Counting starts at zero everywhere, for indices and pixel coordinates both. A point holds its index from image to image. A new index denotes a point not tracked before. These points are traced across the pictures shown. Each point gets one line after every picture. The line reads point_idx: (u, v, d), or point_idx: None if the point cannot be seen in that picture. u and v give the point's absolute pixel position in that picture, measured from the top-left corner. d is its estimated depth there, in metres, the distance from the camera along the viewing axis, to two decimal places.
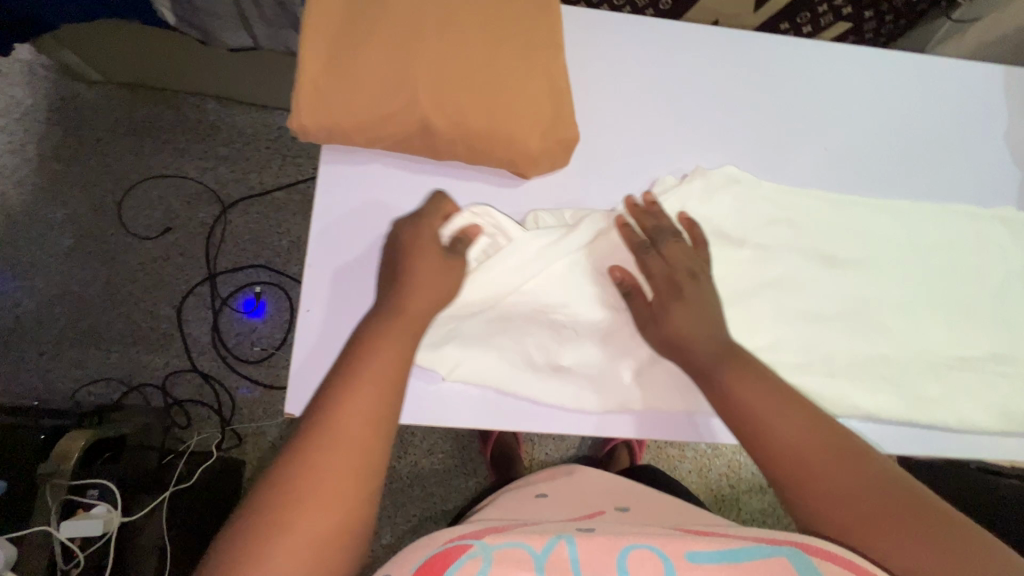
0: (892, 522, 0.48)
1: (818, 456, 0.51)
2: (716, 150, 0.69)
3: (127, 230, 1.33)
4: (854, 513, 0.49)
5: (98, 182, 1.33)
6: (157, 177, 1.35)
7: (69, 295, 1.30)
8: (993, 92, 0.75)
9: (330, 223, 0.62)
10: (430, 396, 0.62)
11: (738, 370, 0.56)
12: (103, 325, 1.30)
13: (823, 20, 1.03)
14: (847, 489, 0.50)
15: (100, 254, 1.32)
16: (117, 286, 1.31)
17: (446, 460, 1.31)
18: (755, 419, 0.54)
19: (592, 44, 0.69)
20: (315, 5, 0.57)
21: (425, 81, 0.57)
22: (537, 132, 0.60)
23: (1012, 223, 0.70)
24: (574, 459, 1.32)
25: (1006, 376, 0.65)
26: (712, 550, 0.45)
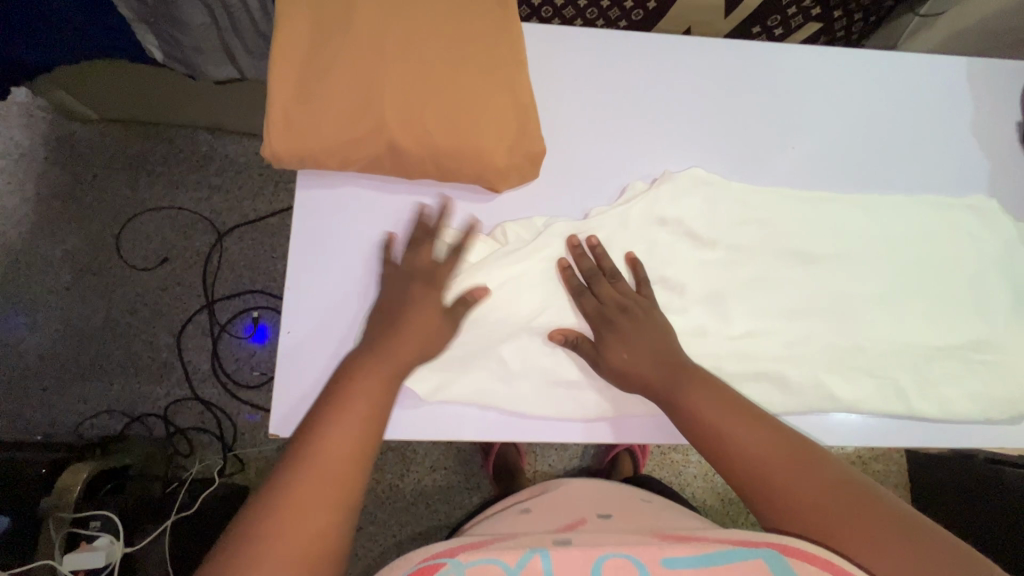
0: (865, 527, 0.48)
1: (777, 461, 0.53)
2: (687, 154, 0.70)
3: (125, 263, 1.35)
4: (829, 519, 0.49)
5: (96, 217, 1.36)
6: (153, 210, 1.37)
7: (71, 329, 1.32)
8: (960, 83, 0.76)
9: (308, 245, 0.63)
10: (422, 414, 0.61)
11: (697, 386, 0.58)
12: (104, 358, 1.32)
13: (793, 22, 1.02)
14: (817, 496, 0.50)
15: (100, 287, 1.34)
16: (118, 319, 1.33)
17: (449, 476, 1.31)
18: (713, 432, 0.55)
19: (558, 58, 0.70)
20: (283, 38, 0.60)
21: (390, 105, 0.59)
22: (504, 147, 0.61)
23: (984, 210, 0.70)
24: (578, 469, 1.32)
25: (987, 364, 0.66)
26: (689, 555, 0.46)
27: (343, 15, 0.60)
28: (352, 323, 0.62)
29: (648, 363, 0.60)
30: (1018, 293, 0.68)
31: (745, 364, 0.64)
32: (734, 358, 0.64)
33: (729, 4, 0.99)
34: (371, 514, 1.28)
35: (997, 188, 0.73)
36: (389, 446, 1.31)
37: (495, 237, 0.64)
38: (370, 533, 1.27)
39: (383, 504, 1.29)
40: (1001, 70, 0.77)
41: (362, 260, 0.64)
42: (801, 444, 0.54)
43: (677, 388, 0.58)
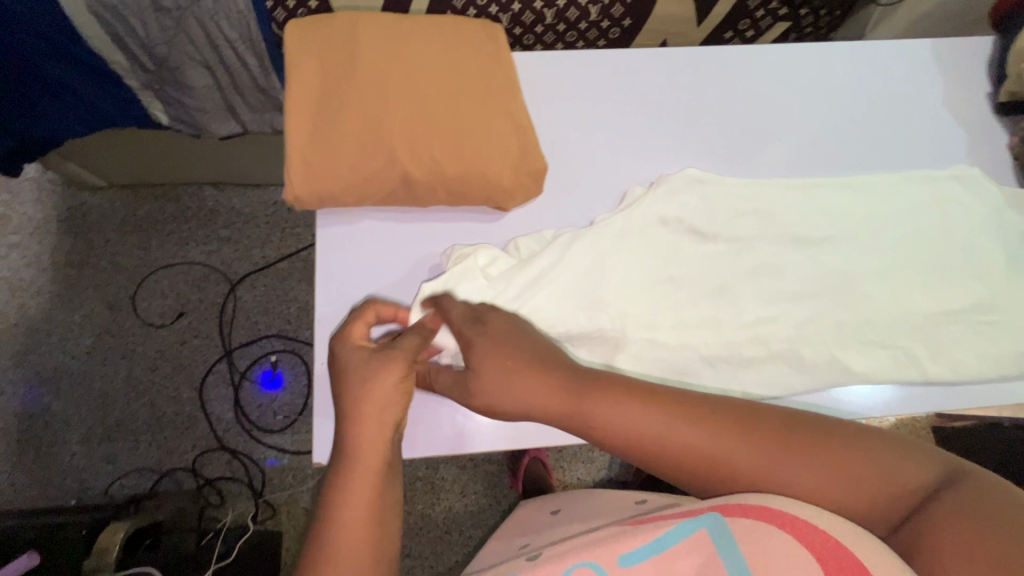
0: (816, 473, 0.49)
1: (717, 443, 0.52)
2: (674, 157, 0.73)
3: (142, 321, 1.39)
4: (785, 477, 0.50)
5: (112, 281, 1.41)
6: (167, 267, 1.42)
7: (95, 392, 1.35)
8: (925, 64, 0.80)
9: (333, 280, 0.67)
10: (455, 428, 0.65)
11: (603, 396, 0.55)
12: (129, 417, 1.35)
13: (761, 23, 1.09)
14: (762, 461, 0.51)
15: (121, 348, 1.38)
16: (140, 377, 1.37)
17: (479, 500, 1.32)
18: (650, 439, 0.53)
19: (543, 79, 0.73)
20: (293, 89, 0.63)
21: (399, 141, 0.63)
22: (507, 168, 0.65)
23: (966, 178, 0.74)
24: (607, 480, 1.34)
25: (989, 324, 0.68)
26: (640, 547, 0.52)
27: (345, 60, 0.64)
28: None
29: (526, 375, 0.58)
30: (1013, 255, 0.71)
31: (756, 351, 0.66)
32: (748, 343, 0.67)
33: (700, 14, 1.06)
34: (407, 547, 1.28)
35: (977, 158, 0.77)
36: (417, 476, 1.32)
37: (508, 253, 0.67)
38: (408, 566, 1.28)
39: (417, 535, 1.29)
40: (963, 49, 0.81)
41: (391, 289, 0.67)
42: (725, 407, 0.54)
43: (580, 396, 0.56)
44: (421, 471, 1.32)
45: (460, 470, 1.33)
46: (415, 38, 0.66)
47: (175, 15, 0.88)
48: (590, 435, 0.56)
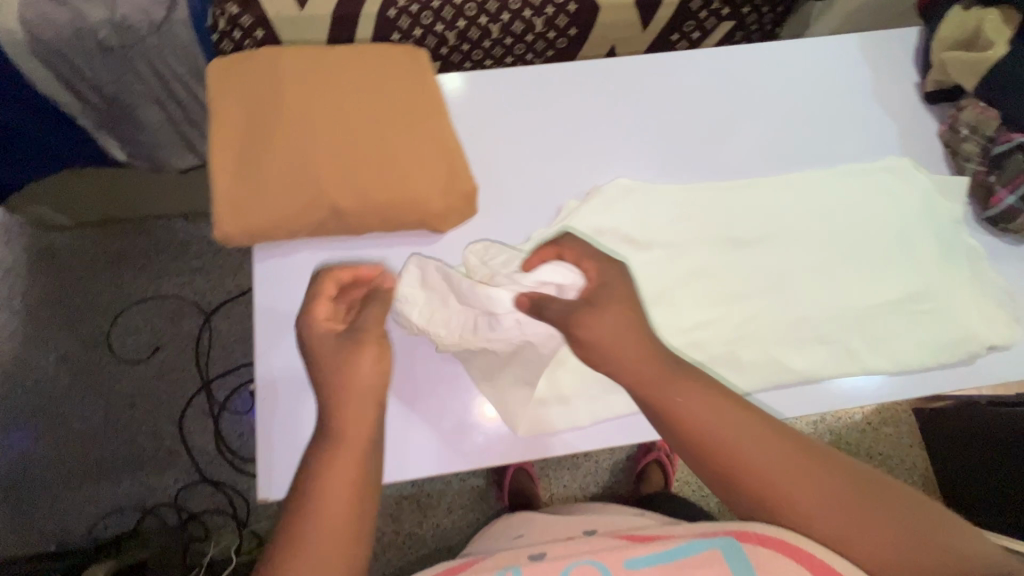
0: (861, 520, 0.50)
1: (789, 466, 0.52)
2: (610, 166, 0.74)
3: (118, 358, 1.38)
4: (843, 526, 0.50)
5: (86, 319, 1.40)
6: (140, 302, 1.41)
7: (73, 432, 1.34)
8: (855, 58, 0.82)
9: (272, 314, 0.67)
10: (449, 445, 0.66)
11: (683, 391, 0.55)
12: (109, 456, 1.34)
13: (707, 24, 1.12)
14: (815, 492, 0.51)
15: (98, 386, 1.37)
16: (118, 414, 1.36)
17: (467, 514, 1.32)
18: (720, 448, 0.53)
19: (475, 97, 0.74)
20: (217, 128, 0.64)
21: (326, 174, 0.63)
22: (437, 191, 0.65)
23: (896, 169, 0.75)
24: (593, 485, 1.35)
25: (926, 313, 0.69)
26: (651, 554, 0.52)
27: (267, 96, 0.64)
28: None
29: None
30: (944, 242, 0.72)
31: (697, 357, 0.66)
32: (688, 349, 0.67)
33: (644, 19, 1.07)
34: (396, 567, 1.28)
35: (910, 147, 0.78)
36: (402, 495, 1.31)
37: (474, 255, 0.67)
38: None
39: (407, 555, 1.29)
40: (892, 39, 0.83)
41: None
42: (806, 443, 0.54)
43: (656, 389, 0.55)
44: (408, 490, 1.31)
45: (446, 484, 1.32)
46: (341, 71, 0.67)
47: (121, 55, 0.91)
48: (660, 426, 0.56)
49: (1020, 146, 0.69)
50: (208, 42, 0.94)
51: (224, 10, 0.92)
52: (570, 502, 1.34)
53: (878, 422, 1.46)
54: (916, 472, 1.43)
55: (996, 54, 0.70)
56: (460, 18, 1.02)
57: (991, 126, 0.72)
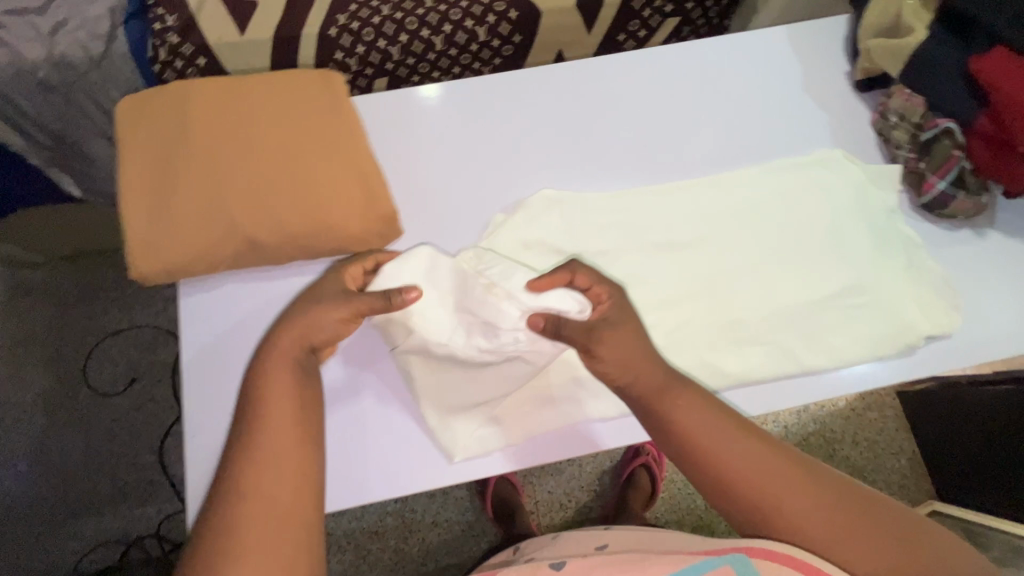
0: (849, 531, 0.53)
1: (774, 477, 0.55)
2: (536, 178, 0.73)
3: (95, 392, 1.33)
4: (822, 530, 0.53)
5: (63, 356, 1.35)
6: (116, 333, 1.36)
7: (53, 469, 1.29)
8: (788, 50, 0.80)
9: (197, 349, 0.65)
10: (408, 467, 0.66)
11: (680, 398, 0.58)
12: (90, 491, 1.29)
13: (652, 21, 1.11)
14: (806, 501, 0.54)
15: (79, 422, 1.32)
16: (98, 448, 1.31)
17: (453, 527, 1.30)
18: (710, 458, 0.55)
19: (394, 116, 0.73)
20: (126, 169, 0.63)
21: (239, 207, 0.63)
22: (356, 216, 0.65)
23: (829, 162, 0.74)
24: (575, 487, 1.34)
25: (860, 308, 0.68)
26: None
27: (175, 135, 0.64)
28: None
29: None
30: (877, 233, 0.71)
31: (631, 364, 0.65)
32: None
33: (587, 20, 1.06)
34: None
35: (842, 138, 0.77)
36: (387, 511, 1.29)
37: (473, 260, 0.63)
38: None
39: (395, 571, 1.28)
40: (820, 29, 0.81)
41: (255, 350, 0.65)
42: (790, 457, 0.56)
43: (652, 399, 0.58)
44: (391, 506, 1.29)
45: (430, 497, 1.30)
46: (252, 101, 0.66)
47: (62, 93, 0.92)
48: (650, 427, 0.59)
49: (947, 132, 0.68)
50: (150, 73, 0.95)
51: (163, 41, 0.94)
52: (555, 508, 1.33)
53: (864, 407, 1.44)
54: (903, 456, 1.41)
55: (918, 37, 0.68)
56: (403, 32, 1.01)
57: (918, 113, 0.71)
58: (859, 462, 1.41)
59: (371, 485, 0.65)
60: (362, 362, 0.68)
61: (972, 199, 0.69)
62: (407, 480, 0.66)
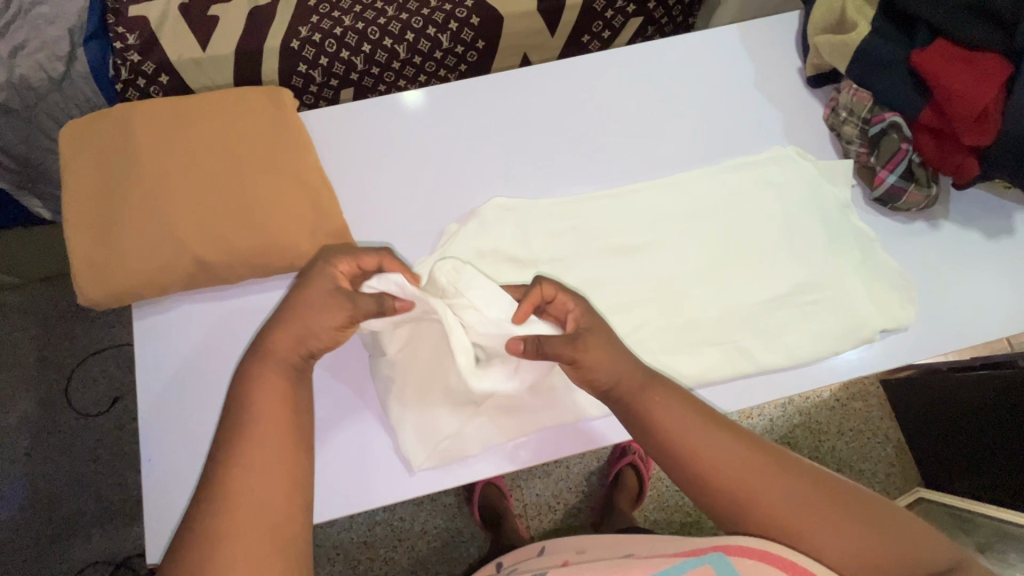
0: (850, 537, 0.47)
1: (745, 463, 0.50)
2: (489, 188, 0.73)
3: (78, 414, 1.24)
4: (799, 522, 0.47)
5: (44, 376, 1.26)
6: (100, 352, 1.28)
7: (38, 493, 1.20)
8: (740, 49, 0.80)
9: (152, 372, 0.64)
10: (385, 477, 0.65)
11: (657, 395, 0.54)
12: (73, 515, 1.19)
13: (616, 22, 1.09)
14: (799, 503, 0.48)
15: (60, 445, 1.23)
16: (81, 469, 1.21)
17: (442, 534, 1.24)
18: (679, 444, 0.52)
19: (346, 131, 0.73)
20: (73, 195, 0.63)
21: (186, 228, 0.62)
22: (306, 232, 0.64)
23: (783, 159, 0.74)
24: (565, 488, 1.29)
25: (817, 302, 0.69)
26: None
27: (120, 158, 0.64)
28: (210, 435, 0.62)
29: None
30: (832, 227, 0.71)
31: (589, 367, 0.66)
32: None
33: (550, 24, 1.06)
34: None
35: (796, 134, 0.77)
36: (375, 521, 1.23)
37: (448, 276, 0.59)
38: None
39: None
40: (772, 27, 0.81)
41: (212, 369, 0.64)
42: (763, 447, 0.52)
43: (637, 395, 0.55)
44: (378, 515, 1.23)
45: (417, 504, 1.24)
46: (199, 124, 0.66)
47: (26, 116, 0.93)
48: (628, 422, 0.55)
49: (894, 125, 0.69)
50: (111, 91, 0.95)
51: (125, 59, 0.92)
52: (544, 510, 1.28)
53: (847, 398, 1.37)
54: (889, 446, 1.35)
55: (860, 34, 0.68)
56: (365, 42, 1.00)
57: (865, 107, 0.70)
58: (845, 454, 1.34)
59: (356, 496, 0.65)
60: (340, 368, 0.68)
61: (923, 191, 0.69)
62: (389, 491, 0.65)
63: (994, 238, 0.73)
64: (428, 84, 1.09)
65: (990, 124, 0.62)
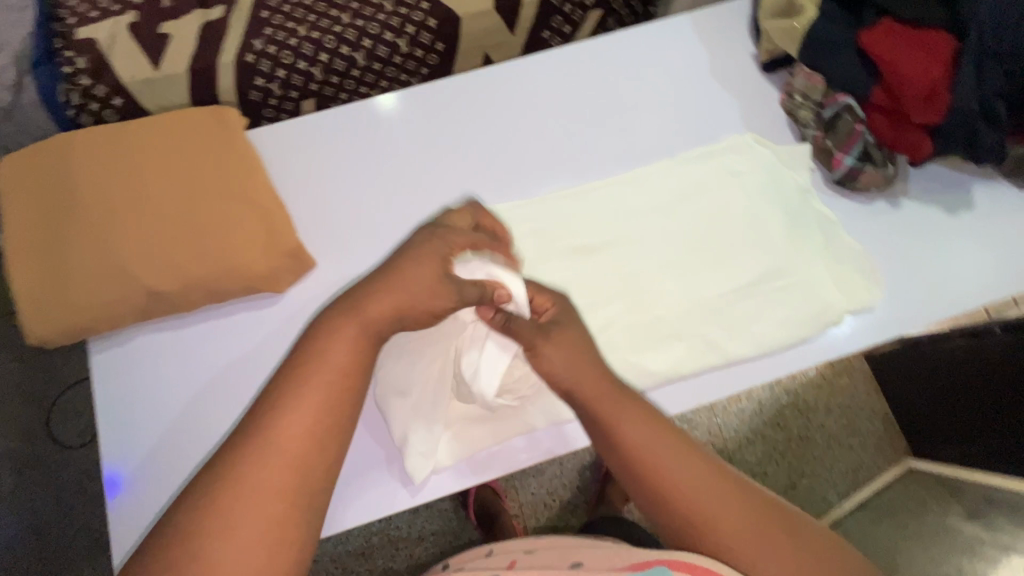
0: (798, 568, 0.46)
1: (703, 483, 0.49)
2: (449, 196, 0.72)
3: (61, 447, 1.21)
4: (748, 546, 0.47)
5: (22, 410, 1.23)
6: (78, 383, 1.24)
7: (28, 529, 1.18)
8: (696, 37, 0.80)
9: (110, 405, 0.62)
10: (368, 493, 0.64)
11: (630, 409, 0.52)
12: (64, 549, 1.17)
13: (576, 16, 1.07)
14: (751, 529, 0.47)
15: (46, 479, 1.20)
16: (69, 502, 1.19)
17: (439, 541, 1.23)
18: (641, 458, 0.50)
19: (299, 146, 0.72)
20: (16, 229, 0.62)
21: (136, 258, 0.61)
22: (261, 254, 0.63)
23: (741, 147, 0.74)
24: (560, 485, 1.29)
25: (781, 290, 0.68)
26: None
27: (64, 189, 0.62)
28: (174, 466, 0.60)
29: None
30: (792, 211, 0.71)
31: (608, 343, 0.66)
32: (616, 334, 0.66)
33: (508, 21, 1.03)
34: None
35: (755, 120, 0.77)
36: (372, 531, 1.22)
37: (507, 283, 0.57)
38: None
39: None
40: (726, 13, 0.81)
41: (175, 399, 0.63)
42: (721, 467, 0.51)
43: (607, 408, 0.52)
44: (375, 526, 1.22)
45: (413, 512, 1.23)
46: (146, 150, 0.65)
47: None
48: (594, 433, 0.53)
49: (848, 107, 0.68)
50: (63, 116, 0.93)
51: (75, 84, 0.90)
52: (540, 509, 1.27)
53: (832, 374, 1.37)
54: (876, 419, 1.35)
55: (803, 22, 0.69)
56: (322, 51, 0.97)
57: (817, 91, 0.71)
58: (836, 430, 1.34)
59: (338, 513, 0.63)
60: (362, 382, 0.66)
61: (880, 170, 0.70)
62: (370, 507, 0.64)
63: (955, 214, 0.73)
64: (389, 89, 1.06)
65: (938, 104, 0.62)
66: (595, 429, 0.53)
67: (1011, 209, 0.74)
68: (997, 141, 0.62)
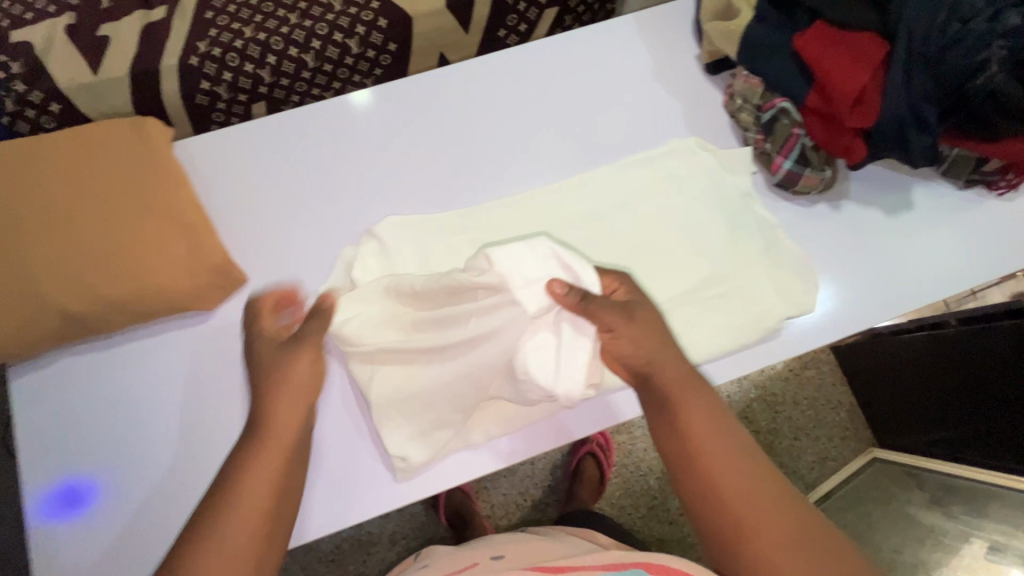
0: None
1: (756, 486, 0.50)
2: (391, 205, 0.70)
3: None
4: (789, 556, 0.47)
5: None
6: None
7: None
8: (643, 38, 0.79)
9: (34, 432, 0.60)
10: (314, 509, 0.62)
11: (700, 395, 0.55)
12: None
13: (532, 14, 1.04)
14: (795, 541, 0.48)
15: None
16: None
17: (410, 544, 1.20)
18: (702, 450, 0.52)
19: (234, 156, 0.70)
20: None
21: (49, 280, 0.59)
22: (185, 273, 0.61)
23: (684, 150, 0.74)
24: (532, 485, 1.25)
25: (721, 295, 0.69)
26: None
27: None
28: (100, 493, 0.59)
29: (289, 442, 0.53)
30: (735, 214, 0.71)
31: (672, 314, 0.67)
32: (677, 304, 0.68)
33: (462, 20, 0.99)
34: None
35: (703, 122, 0.76)
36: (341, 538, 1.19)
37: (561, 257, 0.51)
38: None
39: None
40: (674, 13, 0.80)
41: (100, 423, 0.61)
42: (778, 478, 0.52)
43: (678, 386, 0.54)
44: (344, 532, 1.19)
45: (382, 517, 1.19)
46: (64, 164, 0.63)
47: None
48: (658, 419, 0.55)
49: (782, 111, 0.68)
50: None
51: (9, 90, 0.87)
52: (513, 510, 1.22)
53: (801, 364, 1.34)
54: (842, 409, 1.32)
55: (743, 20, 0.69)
56: (269, 53, 0.94)
57: (756, 94, 0.70)
58: (803, 422, 1.31)
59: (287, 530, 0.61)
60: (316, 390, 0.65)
61: (817, 174, 0.69)
62: (322, 521, 0.62)
63: (894, 215, 0.74)
64: (342, 91, 1.03)
65: (867, 108, 0.62)
66: (660, 413, 0.55)
67: (955, 207, 0.74)
68: (928, 145, 0.61)
